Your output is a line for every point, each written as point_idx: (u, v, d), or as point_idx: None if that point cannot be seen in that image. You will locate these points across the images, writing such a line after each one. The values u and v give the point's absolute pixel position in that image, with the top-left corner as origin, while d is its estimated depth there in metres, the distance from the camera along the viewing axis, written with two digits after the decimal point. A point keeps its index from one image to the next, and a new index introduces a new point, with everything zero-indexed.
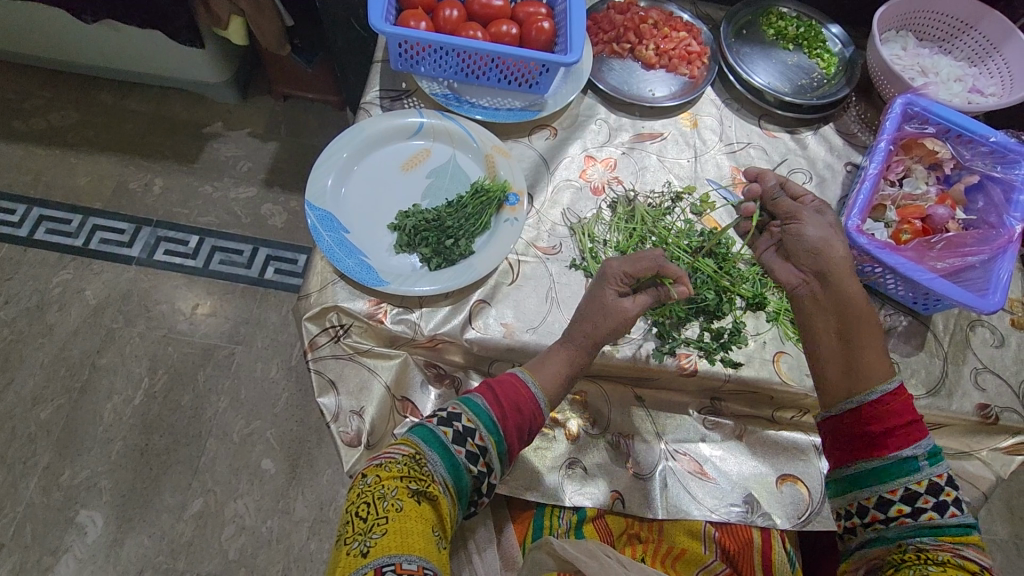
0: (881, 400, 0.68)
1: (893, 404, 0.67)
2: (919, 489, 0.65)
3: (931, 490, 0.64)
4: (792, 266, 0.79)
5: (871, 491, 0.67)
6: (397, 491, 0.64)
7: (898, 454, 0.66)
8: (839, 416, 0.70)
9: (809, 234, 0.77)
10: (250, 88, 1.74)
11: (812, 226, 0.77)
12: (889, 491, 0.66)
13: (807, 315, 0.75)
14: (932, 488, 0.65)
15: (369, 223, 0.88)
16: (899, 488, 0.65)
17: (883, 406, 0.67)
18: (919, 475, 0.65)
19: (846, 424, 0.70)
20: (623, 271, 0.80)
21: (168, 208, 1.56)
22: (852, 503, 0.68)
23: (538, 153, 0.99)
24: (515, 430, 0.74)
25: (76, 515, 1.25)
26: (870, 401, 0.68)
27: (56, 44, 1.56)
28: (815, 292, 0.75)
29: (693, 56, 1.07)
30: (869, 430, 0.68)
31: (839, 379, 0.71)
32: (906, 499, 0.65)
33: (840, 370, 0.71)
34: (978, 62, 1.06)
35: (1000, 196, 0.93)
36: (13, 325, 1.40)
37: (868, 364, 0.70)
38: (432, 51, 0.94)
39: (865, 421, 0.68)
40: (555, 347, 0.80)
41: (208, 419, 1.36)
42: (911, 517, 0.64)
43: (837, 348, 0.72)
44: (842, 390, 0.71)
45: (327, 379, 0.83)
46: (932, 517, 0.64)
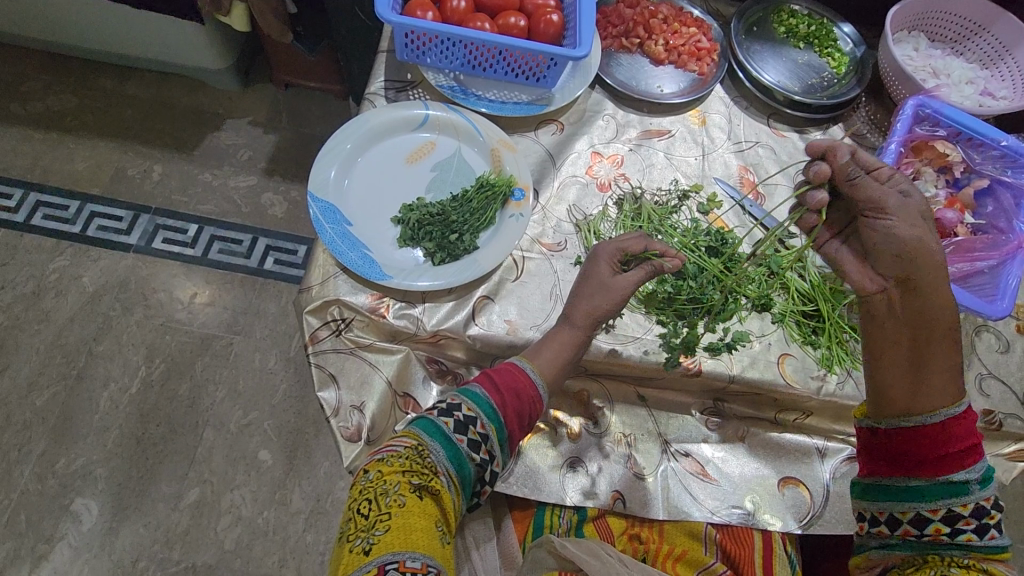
0: (940, 424, 0.64)
1: (955, 429, 0.64)
2: (963, 511, 0.62)
3: (975, 513, 0.62)
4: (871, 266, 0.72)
5: (908, 506, 0.65)
6: (399, 486, 0.63)
7: (949, 477, 0.63)
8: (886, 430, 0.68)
9: (897, 236, 0.68)
10: (252, 76, 1.72)
11: (903, 226, 0.68)
12: (930, 510, 0.64)
13: (879, 321, 0.70)
14: (978, 511, 0.62)
15: (372, 216, 0.87)
16: (942, 508, 0.63)
17: (942, 431, 0.64)
18: (966, 498, 0.62)
19: (894, 438, 0.67)
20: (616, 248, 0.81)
21: (167, 195, 1.54)
22: (882, 512, 0.67)
23: (545, 148, 0.98)
24: (515, 415, 0.74)
25: (71, 503, 1.25)
26: (930, 425, 0.65)
27: (54, 27, 1.54)
28: (893, 301, 0.69)
29: (703, 52, 1.06)
30: (916, 448, 0.65)
31: (903, 396, 0.67)
32: (946, 519, 0.63)
33: (902, 388, 0.67)
34: (990, 65, 1.05)
35: (1010, 201, 0.92)
36: (9, 311, 1.39)
37: (933, 386, 0.65)
38: (439, 42, 0.93)
39: (918, 441, 0.65)
40: (560, 328, 0.80)
41: (205, 409, 1.35)
42: (948, 536, 0.63)
43: (906, 366, 0.67)
44: (896, 407, 0.68)
45: (328, 373, 0.83)
46: (970, 539, 0.62)
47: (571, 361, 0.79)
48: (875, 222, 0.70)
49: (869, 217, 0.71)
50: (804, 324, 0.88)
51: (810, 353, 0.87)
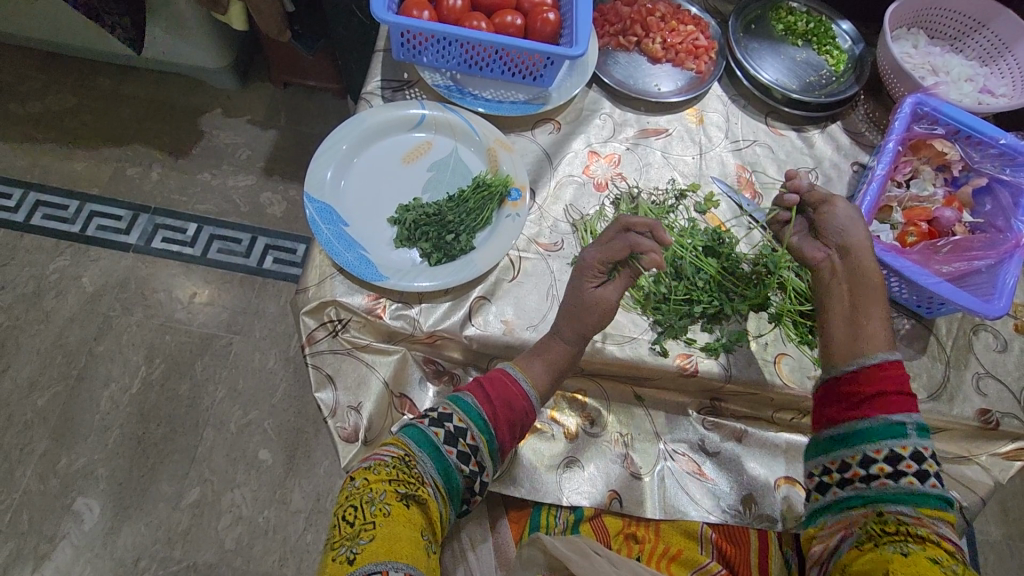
0: (879, 366, 0.71)
1: (889, 372, 0.70)
2: (903, 452, 0.66)
3: (914, 456, 0.66)
4: (818, 244, 0.83)
5: (857, 449, 0.68)
6: (385, 495, 0.64)
7: (889, 416, 0.68)
8: (836, 378, 0.74)
9: (839, 216, 0.80)
10: (250, 75, 1.72)
11: (841, 208, 0.81)
12: (874, 450, 0.67)
13: (824, 288, 0.80)
14: (916, 455, 0.66)
15: (369, 216, 0.87)
16: (884, 448, 0.67)
17: (882, 371, 0.70)
18: (905, 440, 0.66)
19: (840, 385, 0.73)
20: (599, 260, 0.78)
21: (166, 195, 1.54)
22: (834, 461, 0.70)
23: (542, 147, 0.98)
24: (506, 426, 0.75)
25: (73, 502, 1.25)
26: (871, 367, 0.71)
27: (51, 27, 1.53)
28: (837, 269, 0.79)
29: (700, 50, 1.05)
30: (859, 391, 0.70)
31: (846, 347, 0.74)
32: (888, 459, 0.66)
33: (842, 343, 0.75)
34: (989, 62, 1.04)
35: (1008, 200, 0.91)
36: (10, 311, 1.40)
37: (870, 336, 0.74)
38: (435, 41, 0.92)
39: (860, 383, 0.71)
40: (548, 342, 0.80)
41: (205, 409, 1.36)
42: (891, 478, 0.65)
43: (845, 321, 0.76)
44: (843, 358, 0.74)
45: (325, 373, 0.83)
46: (912, 483, 0.64)
47: (563, 370, 0.80)
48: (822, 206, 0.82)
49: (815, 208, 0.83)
50: (801, 324, 0.88)
51: (807, 352, 0.87)
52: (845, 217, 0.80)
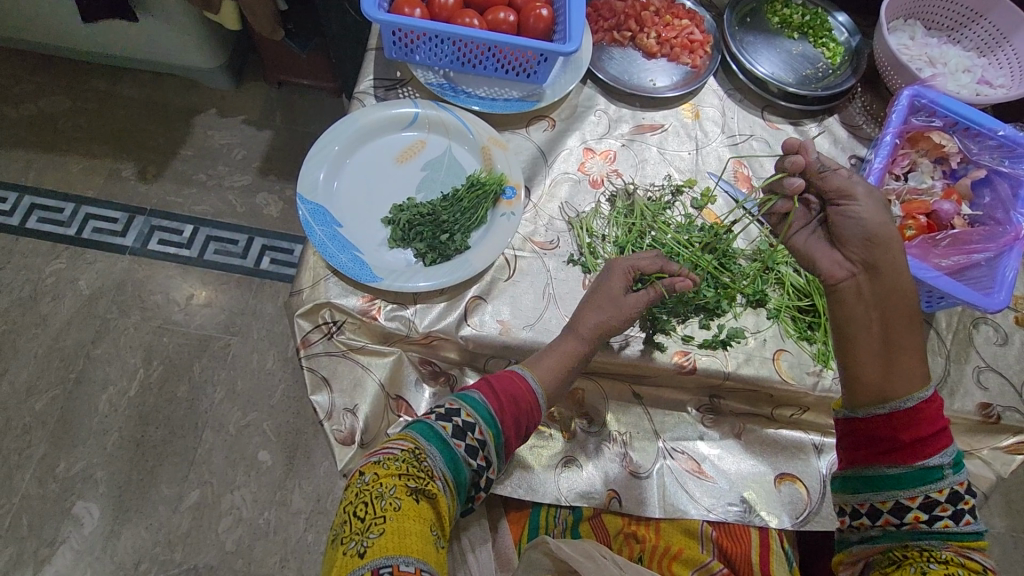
0: (916, 408, 0.64)
1: (927, 412, 0.64)
2: (939, 497, 0.63)
3: (951, 498, 0.63)
4: (837, 253, 0.68)
5: (888, 495, 0.65)
6: (395, 490, 0.63)
7: (925, 463, 0.64)
8: (864, 418, 0.67)
9: (864, 219, 0.65)
10: (245, 74, 1.71)
11: (863, 209, 0.66)
12: (908, 498, 0.64)
13: (847, 307, 0.67)
14: (953, 496, 0.63)
15: (362, 218, 0.87)
16: (919, 495, 0.64)
17: (917, 415, 0.64)
18: (941, 483, 0.63)
19: (871, 426, 0.66)
20: (633, 266, 0.81)
21: (162, 197, 1.54)
22: (863, 503, 0.67)
23: (537, 145, 0.97)
24: (512, 422, 0.74)
25: (72, 506, 1.25)
26: (907, 408, 0.64)
27: (42, 29, 1.52)
28: (863, 289, 0.66)
29: (695, 44, 1.04)
30: (894, 436, 0.65)
31: (876, 378, 0.66)
32: (924, 506, 0.64)
33: (875, 373, 0.66)
34: (987, 52, 1.03)
35: (1007, 191, 0.90)
36: (6, 316, 1.39)
37: (905, 365, 0.65)
38: (427, 39, 0.92)
39: (894, 427, 0.65)
40: (560, 339, 0.79)
41: (203, 411, 1.35)
42: (926, 523, 0.63)
43: (878, 347, 0.65)
44: (872, 393, 0.66)
45: (321, 376, 0.82)
46: (946, 525, 0.63)
47: (572, 371, 0.79)
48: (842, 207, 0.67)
49: (835, 205, 0.68)
50: (799, 319, 0.88)
51: (805, 348, 0.87)
52: (872, 223, 0.65)
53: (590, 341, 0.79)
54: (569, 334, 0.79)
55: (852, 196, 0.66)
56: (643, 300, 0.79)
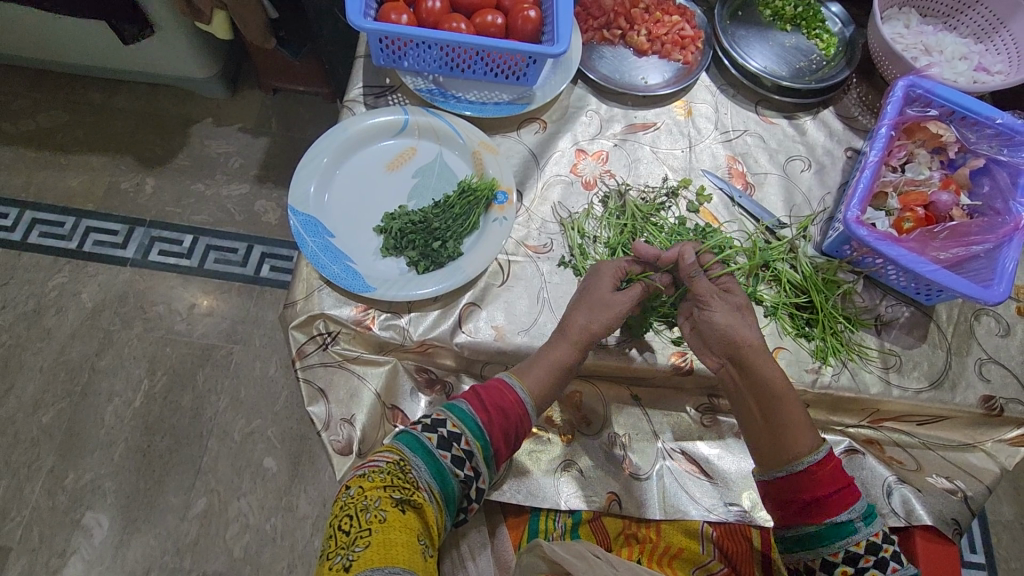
0: (807, 470, 0.69)
1: (821, 473, 0.69)
2: (859, 550, 0.66)
3: (870, 550, 0.66)
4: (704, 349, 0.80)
5: (814, 553, 0.68)
6: (380, 501, 0.64)
7: (834, 519, 0.67)
8: (769, 481, 0.72)
9: (716, 322, 0.77)
10: (239, 82, 1.71)
11: (720, 315, 0.77)
12: (831, 554, 0.67)
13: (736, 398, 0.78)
14: (872, 547, 0.66)
15: (354, 228, 0.87)
16: (840, 550, 0.66)
17: (810, 476, 0.69)
18: (856, 536, 0.66)
19: (777, 489, 0.71)
20: (619, 267, 0.81)
21: (161, 208, 1.54)
22: (797, 562, 0.69)
23: (527, 147, 0.97)
24: (501, 432, 0.74)
25: (82, 517, 1.27)
26: (798, 471, 0.69)
27: (35, 45, 1.52)
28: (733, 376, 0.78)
29: (687, 40, 1.03)
30: (799, 497, 0.69)
31: (770, 454, 0.73)
32: (847, 560, 0.66)
33: (766, 443, 0.73)
34: (984, 39, 1.01)
35: (1006, 180, 0.89)
36: (12, 330, 1.41)
37: (792, 439, 0.71)
38: (414, 45, 0.91)
39: (795, 489, 0.69)
40: (554, 344, 0.79)
41: (208, 419, 1.36)
42: None
43: (763, 425, 0.74)
44: (773, 460, 0.72)
45: (316, 388, 0.83)
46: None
47: (564, 375, 0.78)
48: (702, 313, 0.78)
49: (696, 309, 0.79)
50: (798, 316, 0.88)
51: (804, 345, 0.87)
52: (723, 326, 0.76)
53: (574, 348, 0.78)
54: (564, 339, 0.78)
55: (710, 302, 0.78)
56: (631, 299, 0.79)
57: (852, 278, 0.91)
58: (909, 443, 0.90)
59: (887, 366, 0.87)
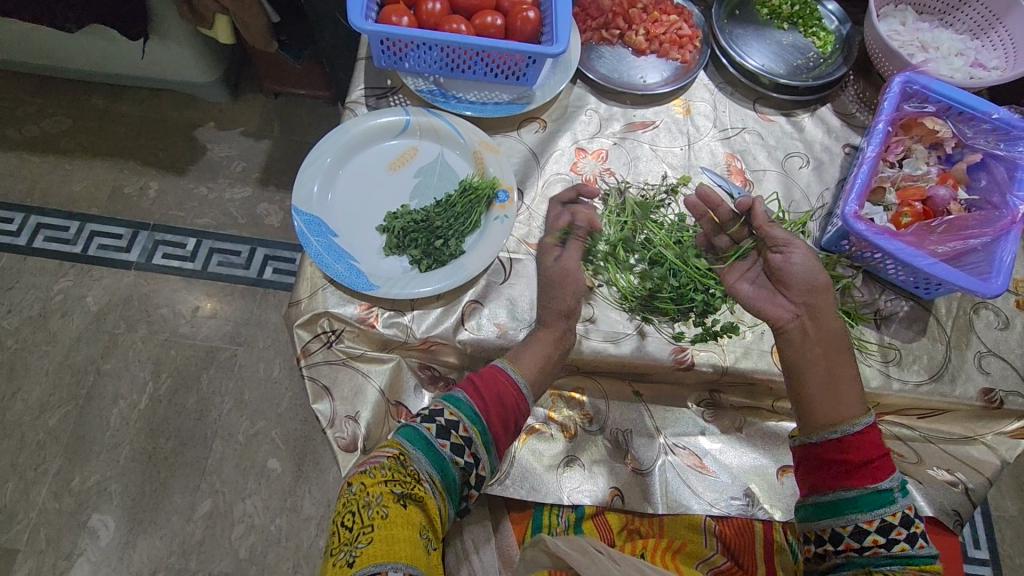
0: (860, 433, 0.69)
1: (871, 438, 0.69)
2: (893, 521, 0.65)
3: (904, 522, 0.65)
4: (780, 297, 0.77)
5: (848, 519, 0.67)
6: (382, 497, 0.65)
7: (876, 485, 0.67)
8: (818, 442, 0.71)
9: (802, 266, 0.75)
10: (241, 86, 1.72)
11: (801, 257, 0.76)
12: (866, 521, 0.66)
13: (795, 349, 0.75)
14: (906, 520, 0.65)
15: (357, 228, 0.88)
16: (876, 518, 0.65)
17: (862, 438, 0.69)
18: (894, 507, 0.65)
19: (823, 450, 0.70)
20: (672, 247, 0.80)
21: (165, 211, 1.56)
22: (826, 529, 0.68)
23: (528, 147, 0.98)
24: (498, 417, 0.75)
25: (87, 519, 1.27)
26: (853, 432, 0.69)
27: (39, 51, 1.54)
28: (807, 328, 0.74)
29: (685, 39, 1.04)
30: (846, 459, 0.69)
31: (824, 410, 0.71)
32: (880, 530, 0.65)
33: (824, 399, 0.72)
34: (980, 35, 1.02)
35: (1003, 175, 0.89)
36: (18, 334, 1.42)
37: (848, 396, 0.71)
38: (415, 46, 0.92)
39: (844, 451, 0.69)
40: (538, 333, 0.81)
41: (213, 421, 1.37)
42: (884, 548, 0.65)
43: (824, 381, 0.72)
44: (825, 418, 0.71)
45: (321, 385, 0.84)
46: (904, 548, 0.64)
47: (554, 360, 0.81)
48: (783, 256, 0.76)
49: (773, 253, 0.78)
50: None
51: None
52: (803, 269, 0.75)
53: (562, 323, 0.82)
54: (545, 329, 0.81)
55: (791, 245, 0.77)
56: None
57: (850, 273, 0.91)
58: (908, 437, 0.92)
59: (887, 360, 0.87)
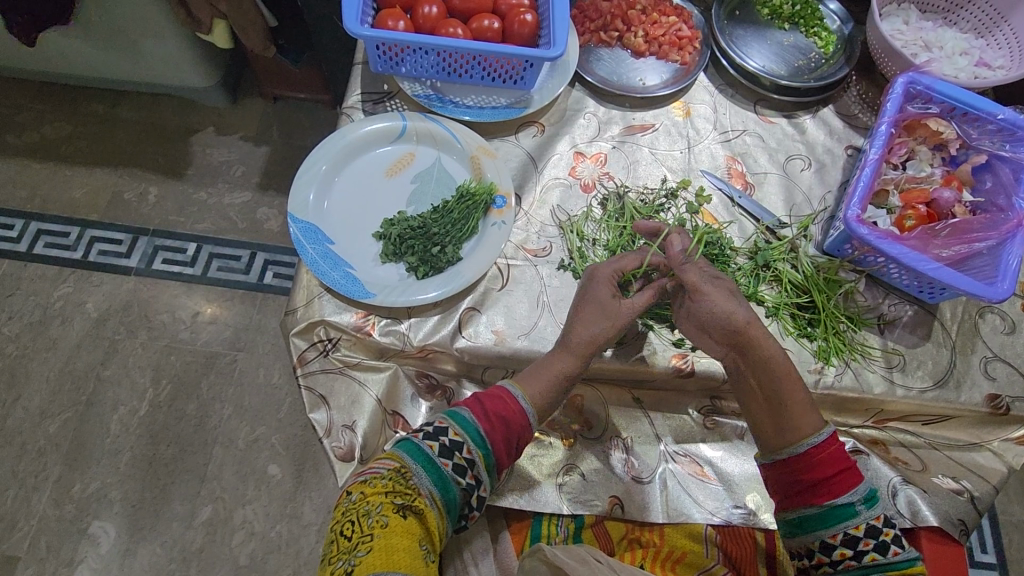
0: (806, 453, 0.70)
1: (822, 456, 0.69)
2: (859, 532, 0.65)
3: (870, 532, 0.65)
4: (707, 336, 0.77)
5: (814, 536, 0.68)
6: (382, 507, 0.64)
7: (834, 501, 0.67)
8: (770, 464, 0.73)
9: (714, 308, 0.74)
10: (240, 90, 1.71)
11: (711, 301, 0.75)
12: (831, 536, 0.66)
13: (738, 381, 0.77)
14: (872, 530, 0.65)
15: (353, 234, 0.87)
16: (840, 533, 0.66)
17: (811, 458, 0.69)
18: (857, 519, 0.66)
19: (779, 471, 0.72)
20: (615, 270, 0.80)
21: (164, 216, 1.55)
22: (799, 545, 0.69)
23: (526, 151, 0.97)
24: (503, 442, 0.73)
25: (88, 526, 1.27)
26: (799, 453, 0.70)
27: (37, 58, 1.53)
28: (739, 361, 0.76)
29: (684, 40, 1.02)
30: (800, 478, 0.70)
31: (773, 432, 0.73)
32: (847, 543, 0.66)
33: (770, 425, 0.73)
34: (985, 33, 1.01)
35: (1009, 176, 0.88)
36: (18, 341, 1.41)
37: (795, 419, 0.72)
38: (411, 51, 0.91)
39: (793, 471, 0.70)
40: (555, 355, 0.78)
41: (213, 427, 1.37)
42: (855, 560, 0.65)
43: (767, 407, 0.74)
44: (774, 442, 0.73)
45: (318, 394, 0.83)
46: (875, 558, 0.65)
47: (567, 383, 0.78)
48: (692, 300, 0.76)
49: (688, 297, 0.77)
50: (799, 316, 0.88)
51: (805, 345, 0.86)
52: (715, 313, 0.74)
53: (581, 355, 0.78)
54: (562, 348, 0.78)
55: (699, 288, 0.75)
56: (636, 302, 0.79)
57: (853, 277, 0.90)
58: (914, 444, 0.90)
59: (891, 366, 0.86)
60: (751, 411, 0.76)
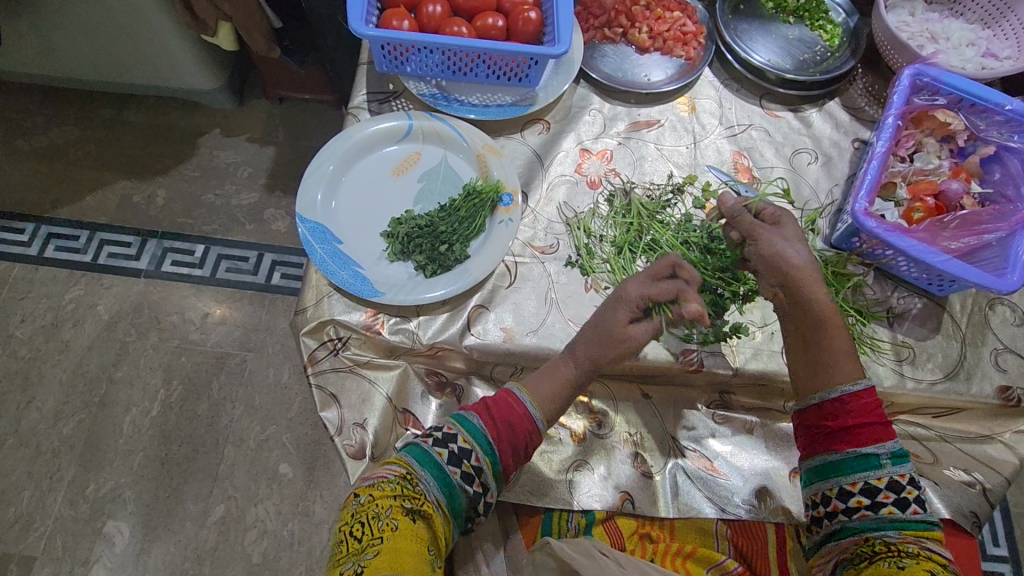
0: (839, 400, 0.70)
1: (855, 406, 0.69)
2: (880, 484, 0.67)
3: (892, 486, 0.66)
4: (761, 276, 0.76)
5: (834, 482, 0.69)
6: (391, 510, 0.64)
7: (860, 450, 0.68)
8: (805, 410, 0.73)
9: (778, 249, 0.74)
10: (246, 92, 1.72)
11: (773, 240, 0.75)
12: (850, 483, 0.68)
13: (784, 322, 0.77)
14: (894, 484, 0.67)
15: (362, 232, 0.87)
16: (860, 481, 0.68)
17: (843, 406, 0.70)
18: (880, 472, 0.67)
19: (807, 418, 0.73)
20: (644, 295, 0.76)
21: (172, 219, 1.56)
22: (817, 493, 0.71)
23: (532, 149, 0.97)
24: (510, 448, 0.73)
25: (103, 526, 1.29)
26: (831, 399, 0.70)
27: (45, 63, 1.54)
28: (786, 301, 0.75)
29: (688, 36, 1.03)
30: (828, 424, 0.71)
31: (810, 381, 0.73)
32: (865, 492, 0.67)
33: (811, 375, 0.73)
34: (991, 24, 1.00)
35: (1017, 167, 0.88)
36: (31, 344, 1.43)
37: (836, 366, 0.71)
38: (416, 50, 0.91)
39: (823, 416, 0.71)
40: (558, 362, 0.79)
41: (224, 427, 1.38)
42: (871, 510, 0.66)
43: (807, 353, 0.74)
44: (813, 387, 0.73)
45: (329, 393, 0.84)
46: (892, 511, 0.66)
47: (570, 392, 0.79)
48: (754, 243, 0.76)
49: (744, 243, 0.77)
50: None
51: None
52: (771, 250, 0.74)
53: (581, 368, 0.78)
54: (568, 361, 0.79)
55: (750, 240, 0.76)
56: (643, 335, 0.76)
57: (862, 270, 0.90)
58: (924, 436, 0.89)
59: (900, 358, 0.86)
60: (793, 359, 0.76)
